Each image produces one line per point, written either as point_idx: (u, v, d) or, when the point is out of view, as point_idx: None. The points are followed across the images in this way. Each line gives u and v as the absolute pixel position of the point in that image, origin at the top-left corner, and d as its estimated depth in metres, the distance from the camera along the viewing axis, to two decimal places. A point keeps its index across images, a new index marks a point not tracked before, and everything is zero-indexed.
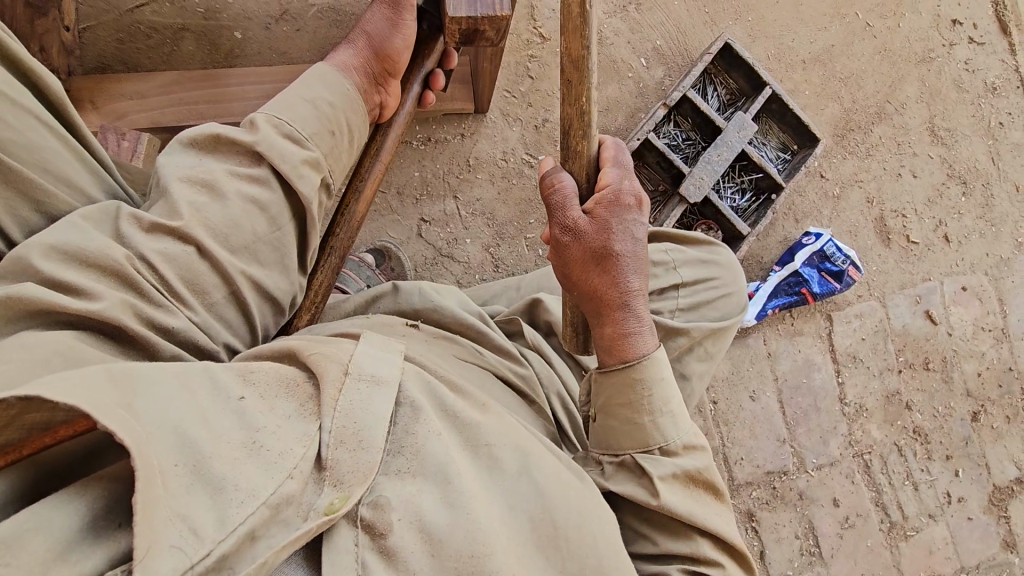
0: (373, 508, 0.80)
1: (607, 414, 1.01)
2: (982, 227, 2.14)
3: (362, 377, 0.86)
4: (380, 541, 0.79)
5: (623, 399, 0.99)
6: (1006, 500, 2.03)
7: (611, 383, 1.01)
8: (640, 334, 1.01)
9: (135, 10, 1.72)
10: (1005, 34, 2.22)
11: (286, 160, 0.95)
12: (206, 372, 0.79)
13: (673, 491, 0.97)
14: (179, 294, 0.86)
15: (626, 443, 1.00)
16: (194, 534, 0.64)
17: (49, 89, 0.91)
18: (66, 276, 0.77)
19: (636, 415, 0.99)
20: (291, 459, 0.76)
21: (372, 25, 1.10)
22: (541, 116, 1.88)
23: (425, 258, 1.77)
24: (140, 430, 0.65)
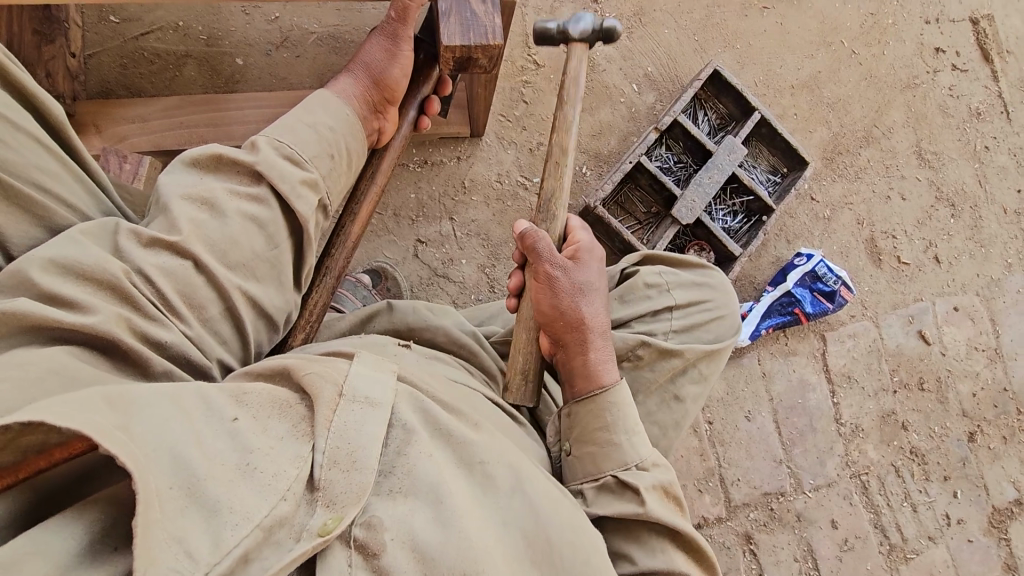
0: (366, 528, 0.80)
1: (583, 443, 1.04)
2: (972, 247, 2.17)
3: (357, 399, 0.85)
4: (374, 561, 0.78)
5: (596, 422, 1.04)
6: (1006, 523, 2.01)
7: (584, 408, 1.06)
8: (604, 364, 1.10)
9: (140, 38, 1.77)
10: (987, 61, 2.28)
11: (286, 180, 0.97)
12: (200, 392, 0.78)
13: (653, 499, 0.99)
14: (174, 308, 0.87)
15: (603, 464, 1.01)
16: (189, 558, 0.65)
17: (50, 113, 0.94)
18: (63, 289, 0.78)
19: (610, 435, 1.02)
20: (284, 480, 0.76)
21: (370, 56, 1.14)
22: (536, 139, 1.92)
23: (421, 278, 1.79)
24: (136, 455, 0.66)
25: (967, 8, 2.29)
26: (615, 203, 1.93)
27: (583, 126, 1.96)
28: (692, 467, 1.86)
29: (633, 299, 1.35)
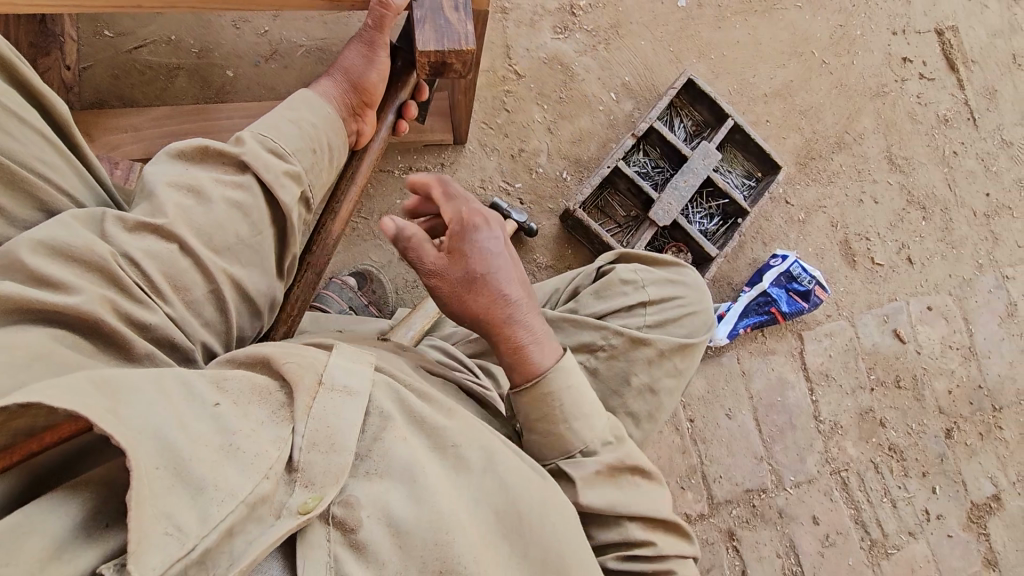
0: (344, 506, 0.82)
1: (534, 428, 1.04)
2: (943, 249, 2.23)
3: (336, 388, 0.87)
4: (352, 536, 0.81)
5: (541, 410, 1.03)
6: (985, 518, 2.03)
7: (528, 397, 1.03)
8: (542, 345, 1.04)
9: (134, 50, 1.83)
10: (952, 71, 2.37)
11: (270, 171, 1.04)
12: (179, 375, 0.77)
13: (596, 490, 1.03)
14: (159, 288, 0.91)
15: (550, 452, 1.04)
16: (179, 533, 0.65)
17: (56, 113, 0.99)
18: (51, 271, 0.81)
19: (554, 426, 1.02)
20: (266, 460, 0.77)
21: (349, 60, 1.20)
22: (517, 146, 1.98)
23: (407, 281, 1.83)
24: (123, 433, 0.65)
25: (932, 20, 2.39)
26: (595, 207, 1.99)
27: (563, 133, 2.02)
28: (674, 464, 1.89)
29: (609, 295, 1.39)
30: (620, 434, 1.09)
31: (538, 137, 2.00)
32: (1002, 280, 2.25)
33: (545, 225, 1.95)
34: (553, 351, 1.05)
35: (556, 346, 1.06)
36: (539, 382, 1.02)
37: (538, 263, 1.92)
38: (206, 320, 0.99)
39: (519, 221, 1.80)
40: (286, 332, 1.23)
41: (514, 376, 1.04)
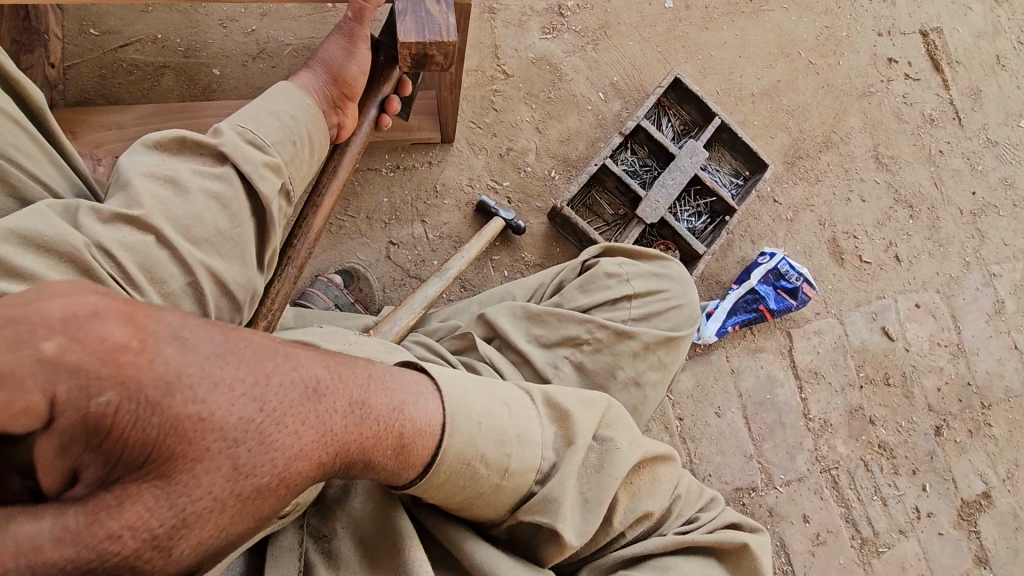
0: (321, 517, 0.91)
1: (463, 504, 0.86)
2: (931, 247, 2.24)
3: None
4: (324, 544, 0.89)
5: (463, 488, 0.83)
6: (976, 515, 2.03)
7: (437, 487, 0.82)
8: (414, 409, 0.78)
9: (119, 49, 1.83)
10: (937, 71, 2.40)
11: (249, 162, 1.04)
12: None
13: (574, 516, 0.89)
14: (134, 280, 0.90)
15: (495, 511, 0.89)
16: None
17: (32, 99, 0.98)
18: (25, 262, 0.81)
19: (483, 488, 0.84)
20: None
21: (329, 54, 1.22)
22: (505, 145, 1.98)
23: (393, 279, 1.82)
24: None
25: (917, 21, 2.41)
26: (583, 206, 2.00)
27: (551, 132, 2.02)
28: None
29: (594, 287, 1.39)
30: (570, 432, 0.89)
31: (526, 136, 2.00)
32: (990, 278, 2.26)
33: (533, 224, 1.95)
34: (431, 403, 0.80)
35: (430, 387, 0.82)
36: (443, 463, 0.80)
37: (526, 261, 1.92)
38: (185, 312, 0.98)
39: (507, 218, 1.82)
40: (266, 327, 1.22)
41: (410, 475, 0.80)
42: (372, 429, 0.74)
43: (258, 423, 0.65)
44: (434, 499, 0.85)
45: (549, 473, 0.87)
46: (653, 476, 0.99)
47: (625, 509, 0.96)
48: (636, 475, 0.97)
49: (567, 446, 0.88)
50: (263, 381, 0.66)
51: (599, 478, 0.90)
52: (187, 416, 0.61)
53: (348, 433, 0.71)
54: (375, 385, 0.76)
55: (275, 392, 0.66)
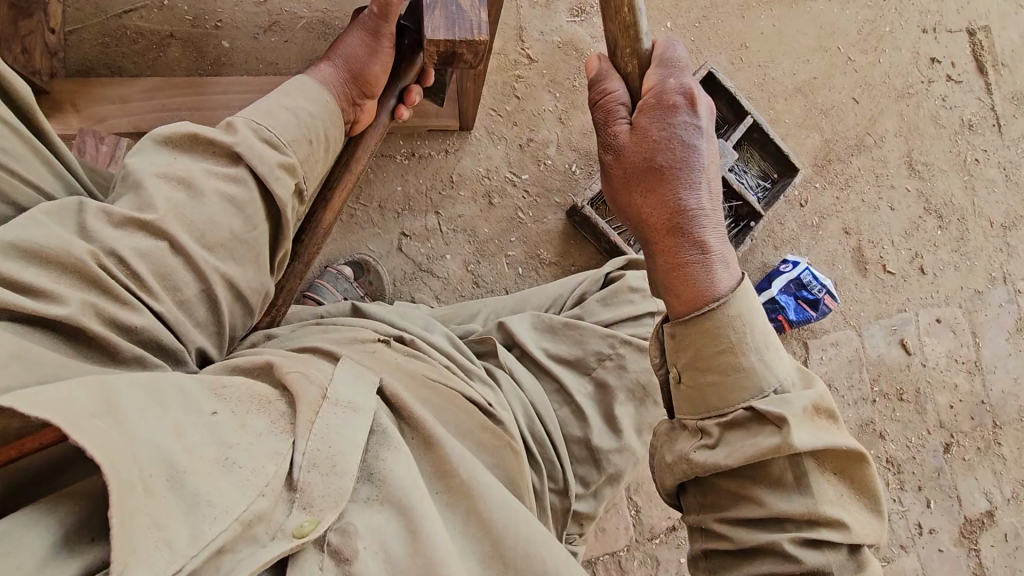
0: (342, 534, 0.75)
1: (700, 371, 0.83)
2: (957, 260, 2.17)
3: (339, 403, 0.83)
4: (346, 567, 0.73)
5: (722, 344, 0.81)
6: (977, 533, 2.02)
7: (695, 335, 0.83)
8: (714, 264, 0.85)
9: (124, 15, 1.72)
10: (981, 73, 2.28)
11: (264, 163, 0.97)
12: (176, 382, 0.73)
13: (807, 431, 0.78)
14: (148, 287, 0.85)
15: (735, 393, 0.81)
16: (168, 548, 0.60)
17: (18, 88, 0.90)
18: (27, 277, 0.75)
19: (739, 358, 0.81)
20: (263, 477, 0.71)
21: (349, 49, 1.14)
22: (526, 135, 1.90)
23: (404, 272, 1.77)
24: (118, 441, 0.61)
25: (965, 19, 2.29)
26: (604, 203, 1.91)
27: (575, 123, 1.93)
28: None
29: (617, 302, 1.35)
30: (813, 379, 0.85)
31: (547, 126, 1.91)
32: (1014, 294, 2.20)
33: (550, 219, 1.87)
34: (735, 273, 0.86)
35: (737, 266, 0.86)
36: (715, 311, 0.82)
37: (542, 258, 1.85)
38: (198, 320, 0.93)
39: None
40: (270, 322, 1.21)
41: (671, 302, 0.87)
42: (678, 252, 0.87)
43: (646, 171, 0.90)
44: (673, 347, 0.86)
45: (790, 391, 0.82)
46: (869, 486, 0.81)
47: (832, 500, 0.78)
48: (862, 465, 0.81)
49: (806, 385, 0.84)
50: (697, 168, 0.89)
51: (830, 435, 0.80)
52: (654, 106, 0.90)
53: (661, 216, 0.89)
54: (712, 230, 0.87)
55: (682, 177, 0.88)
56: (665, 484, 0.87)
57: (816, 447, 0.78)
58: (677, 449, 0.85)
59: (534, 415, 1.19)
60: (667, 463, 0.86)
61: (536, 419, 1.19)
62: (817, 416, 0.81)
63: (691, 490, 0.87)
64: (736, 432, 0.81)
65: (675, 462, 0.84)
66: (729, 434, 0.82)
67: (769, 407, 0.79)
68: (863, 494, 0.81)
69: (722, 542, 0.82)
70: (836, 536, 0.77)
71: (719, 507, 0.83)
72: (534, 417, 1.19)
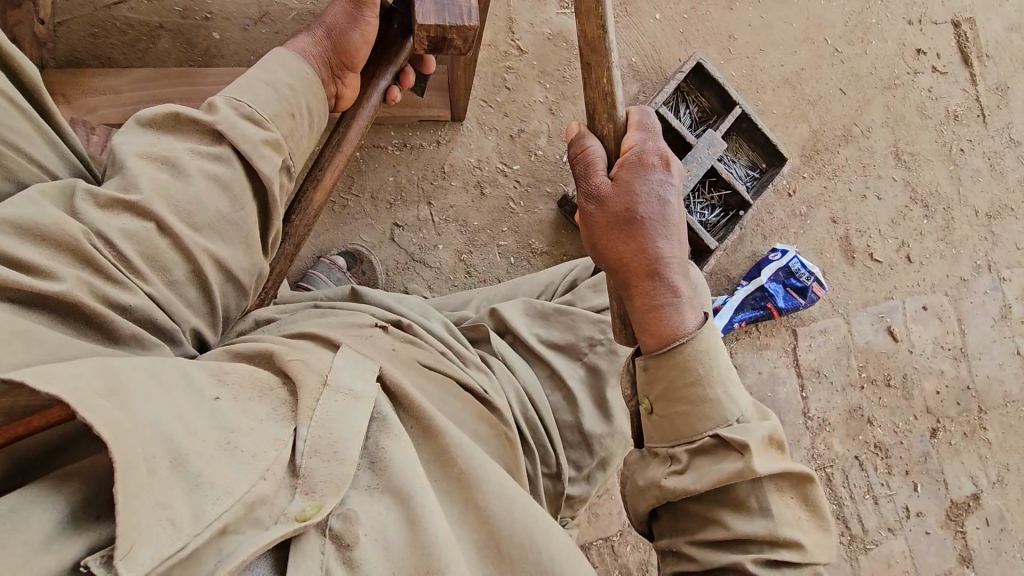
0: (343, 519, 0.76)
1: (671, 403, 0.88)
2: (943, 248, 2.20)
3: (340, 390, 0.83)
4: (347, 552, 0.74)
5: (691, 377, 0.87)
6: (963, 516, 2.06)
7: (666, 366, 0.88)
8: (684, 307, 0.91)
9: (113, 7, 1.72)
10: (966, 65, 2.31)
11: (248, 142, 0.98)
12: (179, 367, 0.75)
13: (766, 458, 0.83)
14: (139, 268, 0.86)
15: (702, 423, 0.86)
16: (172, 525, 0.61)
17: (23, 76, 0.91)
18: (22, 253, 0.76)
19: (707, 390, 0.86)
20: (264, 461, 0.73)
21: (331, 19, 1.15)
22: (517, 126, 1.91)
23: (397, 262, 1.77)
24: (125, 421, 0.62)
25: (949, 11, 2.32)
26: None
27: (565, 113, 1.95)
28: None
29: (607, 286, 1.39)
30: (768, 413, 0.90)
31: (538, 117, 1.92)
32: (998, 282, 2.23)
33: (542, 209, 1.89)
34: (699, 314, 0.92)
35: (703, 307, 0.93)
36: (688, 346, 0.88)
37: (534, 248, 1.86)
38: (189, 300, 0.94)
39: None
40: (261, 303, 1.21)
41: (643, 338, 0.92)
42: (653, 294, 0.92)
43: (626, 219, 0.95)
44: (645, 380, 0.91)
45: (750, 421, 0.87)
46: (820, 508, 0.85)
47: (791, 522, 0.82)
48: (813, 486, 0.86)
49: (763, 418, 0.89)
50: (670, 219, 0.96)
51: (787, 464, 0.85)
52: None
53: (641, 260, 0.94)
54: (683, 274, 0.94)
55: (657, 226, 0.95)
56: (637, 510, 0.90)
57: (776, 473, 0.82)
58: (648, 475, 0.89)
59: (529, 405, 1.20)
60: (639, 487, 0.90)
61: (532, 412, 1.20)
62: (772, 446, 0.86)
63: (662, 516, 0.91)
64: (705, 459, 0.85)
65: (647, 487, 0.88)
66: (697, 460, 0.86)
67: (728, 433, 0.84)
68: (813, 514, 0.85)
69: (689, 565, 0.85)
70: (795, 558, 0.80)
71: (689, 532, 0.86)
72: (529, 406, 1.20)
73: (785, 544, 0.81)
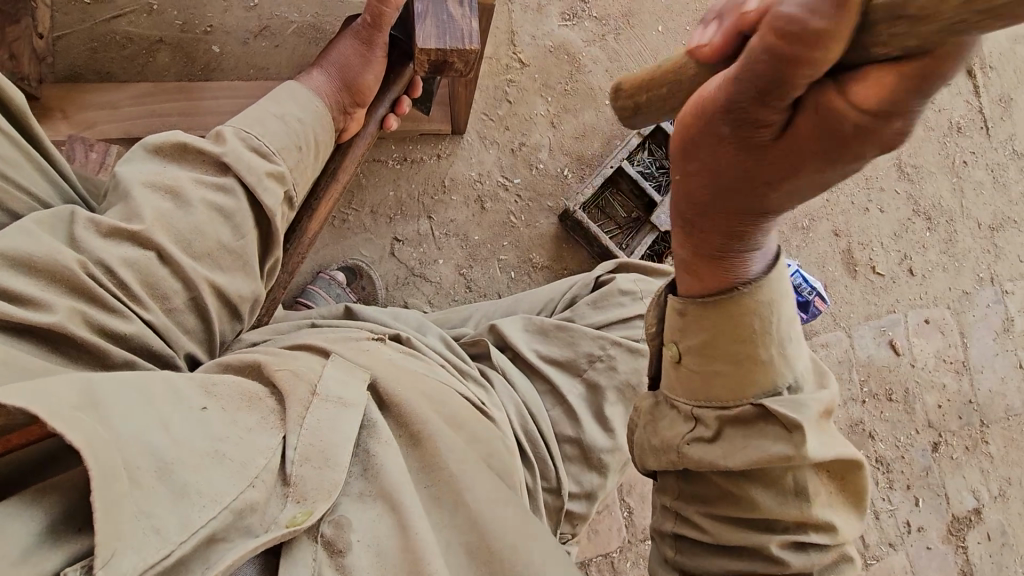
0: (335, 526, 0.76)
1: (709, 358, 0.77)
2: (945, 261, 2.19)
3: (330, 399, 0.83)
4: (338, 558, 0.74)
5: (741, 331, 0.75)
6: (964, 531, 2.05)
7: (712, 318, 0.76)
8: (755, 255, 0.74)
9: (112, 21, 1.71)
10: (970, 76, 2.30)
11: (253, 172, 0.97)
12: (165, 378, 0.74)
13: (816, 437, 0.74)
14: (137, 297, 0.85)
15: (745, 387, 0.76)
16: (157, 534, 0.61)
17: (16, 101, 0.90)
18: (17, 286, 0.75)
19: (759, 350, 0.75)
20: (253, 469, 0.72)
21: (343, 57, 1.14)
22: (518, 139, 1.90)
23: (397, 277, 1.77)
24: (103, 432, 0.62)
25: None
26: (596, 207, 1.90)
27: (566, 127, 1.94)
28: None
29: (606, 305, 1.37)
30: (827, 379, 0.81)
31: (540, 130, 1.92)
32: (1001, 295, 2.23)
33: (542, 222, 1.88)
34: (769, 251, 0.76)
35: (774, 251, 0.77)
36: (746, 292, 0.74)
37: (534, 262, 1.85)
38: (188, 328, 0.93)
39: None
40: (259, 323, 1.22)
41: (687, 279, 0.79)
42: (725, 245, 0.73)
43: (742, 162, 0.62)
44: (678, 326, 0.80)
45: (802, 388, 0.77)
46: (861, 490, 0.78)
47: (825, 503, 0.75)
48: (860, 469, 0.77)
49: (821, 387, 0.79)
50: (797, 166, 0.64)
51: (836, 442, 0.76)
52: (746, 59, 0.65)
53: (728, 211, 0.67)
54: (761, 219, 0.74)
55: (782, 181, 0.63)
56: (650, 465, 0.85)
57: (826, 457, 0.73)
58: (666, 432, 0.82)
59: (525, 413, 1.20)
60: (654, 446, 0.83)
61: (532, 427, 1.19)
62: (823, 420, 0.76)
63: (674, 476, 0.85)
64: (740, 429, 0.77)
65: (664, 449, 0.82)
66: (729, 428, 0.77)
67: (771, 401, 0.75)
68: (852, 497, 0.78)
69: (702, 534, 0.80)
70: (823, 540, 0.74)
71: (705, 500, 0.81)
72: (526, 418, 1.19)
73: (814, 526, 0.75)
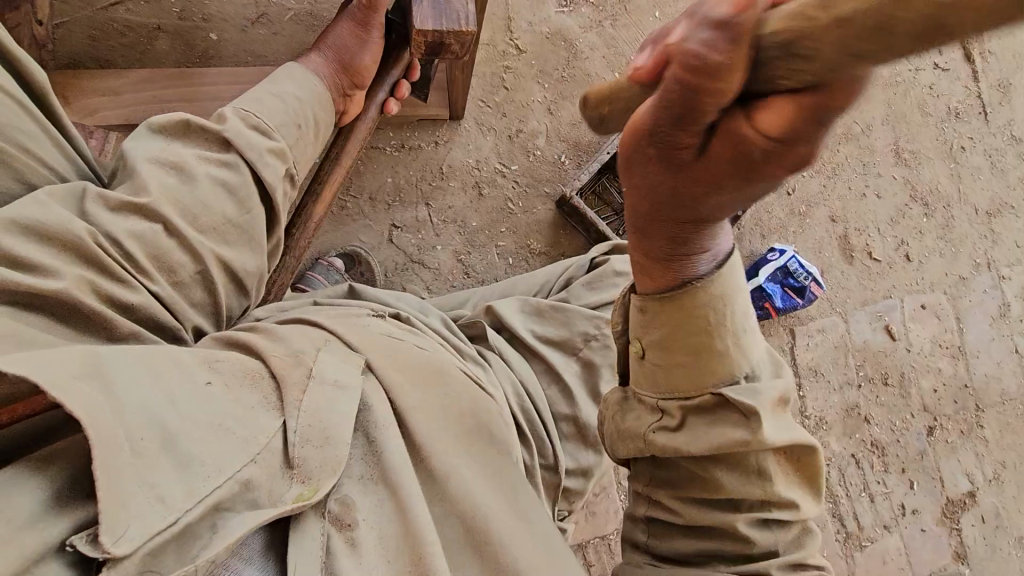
0: (342, 504, 0.77)
1: (669, 354, 0.78)
2: (942, 246, 2.20)
3: (328, 381, 0.84)
4: (347, 532, 0.76)
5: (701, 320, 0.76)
6: (958, 514, 2.07)
7: (675, 316, 0.76)
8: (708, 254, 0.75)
9: (109, 9, 1.72)
10: (967, 61, 2.30)
11: (254, 149, 0.99)
12: (169, 353, 0.75)
13: (773, 423, 0.75)
14: (146, 270, 0.87)
15: (708, 376, 0.77)
16: (161, 503, 0.62)
17: (35, 81, 0.92)
18: (25, 252, 0.75)
19: (716, 340, 0.76)
20: (257, 444, 0.73)
21: (340, 40, 1.15)
22: (515, 126, 1.91)
23: (396, 264, 1.78)
24: (105, 402, 0.63)
25: None
26: (592, 193, 1.91)
27: (563, 113, 1.94)
28: None
29: (602, 286, 1.39)
30: (782, 369, 0.82)
31: (537, 116, 1.93)
32: (998, 280, 2.23)
33: (539, 209, 1.89)
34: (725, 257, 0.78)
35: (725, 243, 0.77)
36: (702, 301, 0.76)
37: (532, 248, 1.87)
38: (194, 301, 0.94)
39: None
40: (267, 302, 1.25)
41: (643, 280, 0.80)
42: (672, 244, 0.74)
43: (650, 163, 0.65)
44: (640, 323, 0.80)
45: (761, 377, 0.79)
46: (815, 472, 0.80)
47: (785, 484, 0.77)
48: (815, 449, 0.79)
49: (777, 374, 0.82)
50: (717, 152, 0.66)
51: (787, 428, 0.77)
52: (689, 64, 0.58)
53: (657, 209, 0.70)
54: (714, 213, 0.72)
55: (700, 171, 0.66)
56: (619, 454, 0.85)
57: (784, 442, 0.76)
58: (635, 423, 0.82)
59: (523, 394, 1.20)
60: (621, 433, 0.84)
61: (529, 404, 1.19)
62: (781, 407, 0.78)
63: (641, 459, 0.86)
64: (707, 420, 0.78)
65: (630, 437, 0.82)
66: (693, 418, 0.79)
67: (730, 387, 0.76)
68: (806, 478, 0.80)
69: (671, 516, 0.81)
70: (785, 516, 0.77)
71: (673, 485, 0.82)
72: (525, 401, 1.19)
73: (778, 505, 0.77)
